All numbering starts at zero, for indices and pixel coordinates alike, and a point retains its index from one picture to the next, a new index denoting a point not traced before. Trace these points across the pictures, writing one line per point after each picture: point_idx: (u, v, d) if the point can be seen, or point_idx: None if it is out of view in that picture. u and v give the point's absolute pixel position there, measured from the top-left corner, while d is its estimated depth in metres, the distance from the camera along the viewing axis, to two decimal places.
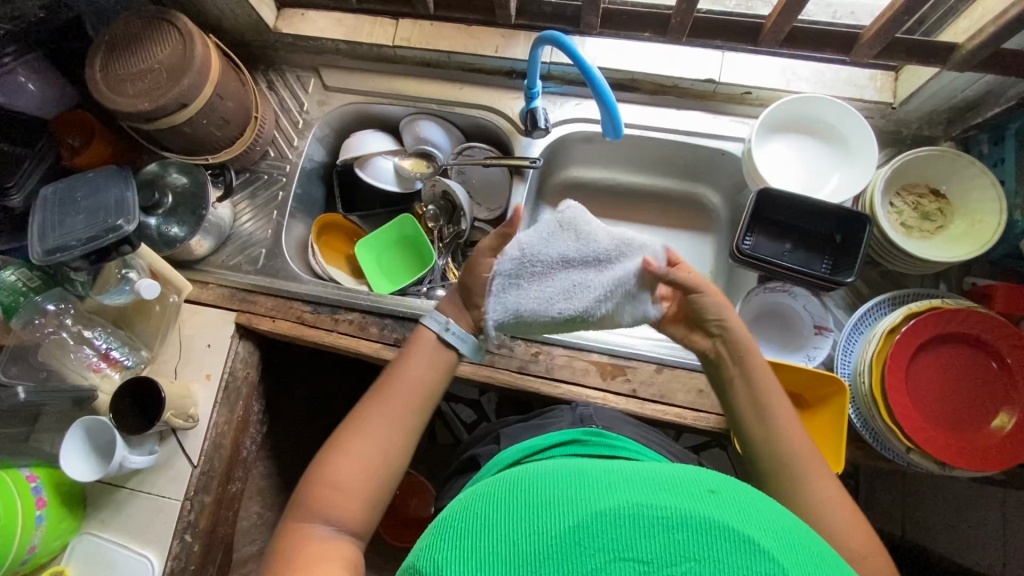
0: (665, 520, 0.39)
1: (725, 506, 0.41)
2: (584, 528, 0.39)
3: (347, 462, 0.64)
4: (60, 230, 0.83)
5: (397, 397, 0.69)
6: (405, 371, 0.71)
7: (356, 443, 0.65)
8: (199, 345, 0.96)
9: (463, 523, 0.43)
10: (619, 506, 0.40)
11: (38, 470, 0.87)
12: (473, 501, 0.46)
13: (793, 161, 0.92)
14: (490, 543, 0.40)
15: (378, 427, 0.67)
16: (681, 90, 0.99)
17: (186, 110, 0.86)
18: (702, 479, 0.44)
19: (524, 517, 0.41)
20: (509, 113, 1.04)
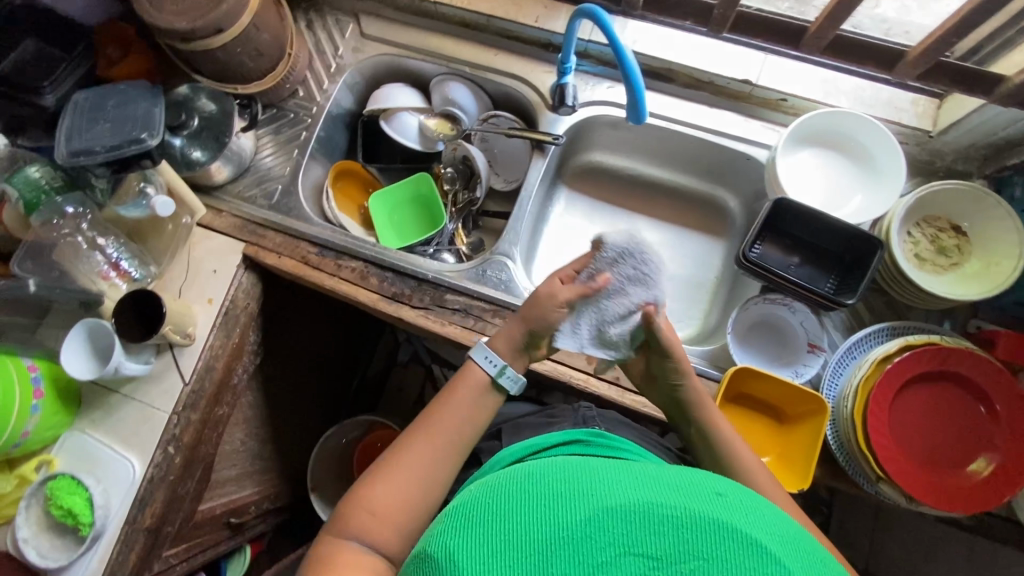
0: (675, 521, 0.40)
1: (731, 509, 0.42)
2: (597, 521, 0.40)
3: (388, 489, 0.65)
4: (86, 135, 0.84)
5: (439, 431, 0.70)
6: (448, 406, 0.72)
7: (400, 470, 0.67)
8: (206, 269, 0.99)
9: (474, 513, 0.44)
10: (631, 502, 0.41)
11: (39, 362, 0.91)
12: (489, 489, 0.47)
13: (818, 175, 0.90)
14: (507, 531, 0.41)
15: (418, 458, 0.68)
16: (717, 88, 0.97)
17: (222, 36, 0.87)
18: (709, 483, 0.45)
19: (540, 506, 0.42)
20: (540, 85, 1.02)
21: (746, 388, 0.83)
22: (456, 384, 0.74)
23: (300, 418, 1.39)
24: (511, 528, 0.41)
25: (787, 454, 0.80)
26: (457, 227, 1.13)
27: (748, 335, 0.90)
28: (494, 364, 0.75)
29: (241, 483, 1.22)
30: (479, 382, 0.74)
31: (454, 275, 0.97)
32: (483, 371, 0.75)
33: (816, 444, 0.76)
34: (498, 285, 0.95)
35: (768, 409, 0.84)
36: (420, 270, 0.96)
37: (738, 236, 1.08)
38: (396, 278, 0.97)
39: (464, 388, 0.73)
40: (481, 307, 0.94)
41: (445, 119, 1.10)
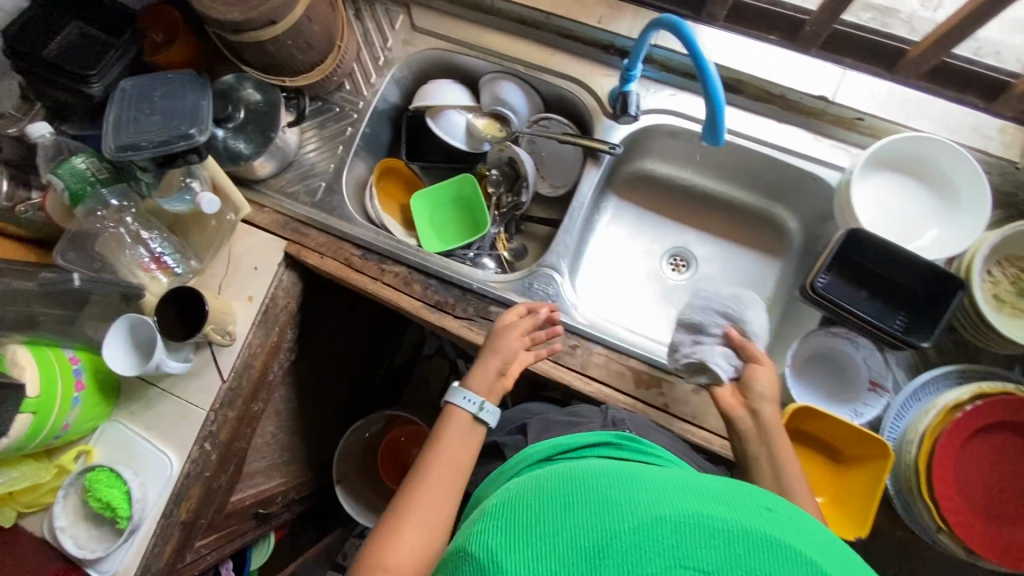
0: (727, 535, 0.37)
1: (783, 525, 0.39)
2: (645, 531, 0.38)
3: (398, 549, 0.62)
4: (134, 128, 0.81)
5: (437, 477, 0.69)
6: (440, 452, 0.72)
7: (407, 526, 0.64)
8: (247, 266, 0.97)
9: (516, 513, 0.43)
10: (681, 513, 0.39)
11: (80, 354, 0.91)
12: (528, 490, 0.45)
13: (891, 203, 0.85)
14: (549, 537, 0.39)
15: (424, 510, 0.66)
16: (788, 102, 0.91)
17: (273, 28, 0.83)
18: (759, 498, 0.42)
19: (585, 512, 0.40)
20: (599, 91, 0.97)
21: (803, 425, 0.80)
22: (446, 429, 0.74)
23: (329, 411, 1.39)
24: (555, 534, 0.39)
25: (843, 496, 0.77)
26: (500, 231, 1.10)
27: (805, 368, 0.87)
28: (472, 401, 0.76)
29: (270, 475, 1.22)
30: (465, 422, 0.75)
31: (499, 286, 0.94)
32: (464, 411, 0.76)
33: (877, 491, 0.73)
34: (544, 300, 0.92)
35: (824, 448, 0.81)
36: (465, 279, 0.94)
37: (795, 258, 1.03)
38: (440, 287, 0.94)
39: (454, 431, 0.74)
40: None
41: (495, 119, 1.06)
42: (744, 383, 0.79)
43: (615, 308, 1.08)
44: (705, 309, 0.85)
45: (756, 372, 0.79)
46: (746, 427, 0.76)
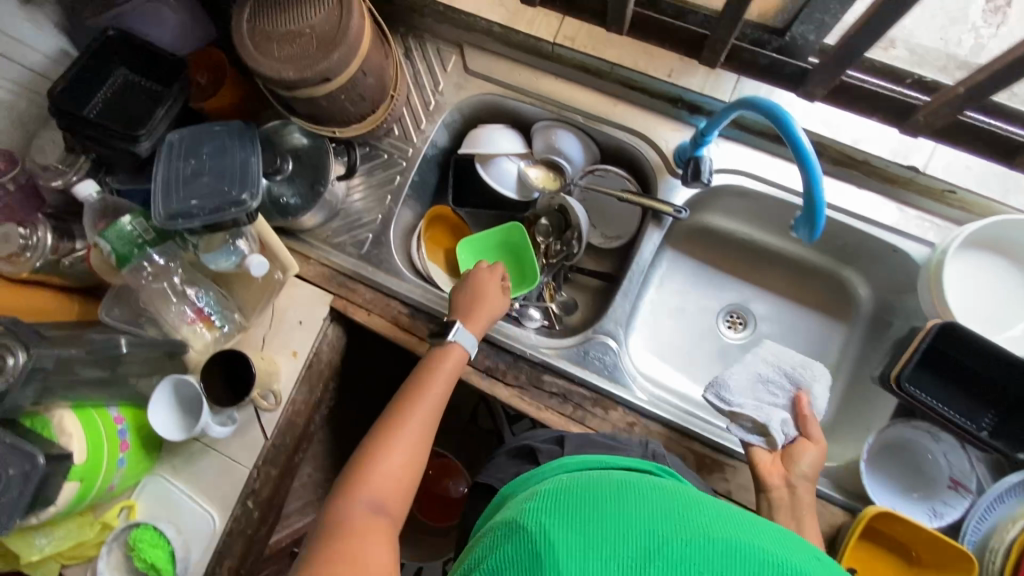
0: (778, 567, 0.36)
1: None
2: (698, 544, 0.37)
3: (386, 463, 0.70)
4: (183, 191, 0.78)
5: (426, 399, 0.76)
6: (433, 376, 0.79)
7: (396, 445, 0.72)
8: (291, 320, 0.95)
9: (571, 501, 0.42)
10: (735, 538, 0.38)
11: (123, 411, 0.89)
12: (577, 484, 0.45)
13: (980, 287, 0.80)
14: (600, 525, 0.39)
15: (412, 432, 0.74)
16: (871, 168, 0.85)
17: (327, 85, 0.78)
18: (806, 546, 0.40)
19: (638, 515, 0.39)
20: (664, 146, 0.92)
21: (879, 525, 0.75)
22: (439, 358, 0.81)
23: None
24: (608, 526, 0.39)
25: None
26: (548, 282, 1.03)
27: (878, 458, 0.82)
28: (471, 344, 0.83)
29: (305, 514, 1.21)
30: (459, 358, 0.81)
31: (552, 352, 0.89)
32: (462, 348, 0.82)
33: None
34: (601, 371, 0.88)
35: (900, 549, 0.76)
36: (517, 344, 0.90)
37: (863, 325, 0.97)
38: (490, 351, 0.90)
39: (449, 365, 0.80)
40: (581, 393, 0.87)
41: (547, 168, 1.01)
42: (791, 454, 0.77)
43: (668, 368, 1.03)
44: (777, 370, 0.83)
45: (806, 449, 0.77)
46: (780, 498, 0.74)
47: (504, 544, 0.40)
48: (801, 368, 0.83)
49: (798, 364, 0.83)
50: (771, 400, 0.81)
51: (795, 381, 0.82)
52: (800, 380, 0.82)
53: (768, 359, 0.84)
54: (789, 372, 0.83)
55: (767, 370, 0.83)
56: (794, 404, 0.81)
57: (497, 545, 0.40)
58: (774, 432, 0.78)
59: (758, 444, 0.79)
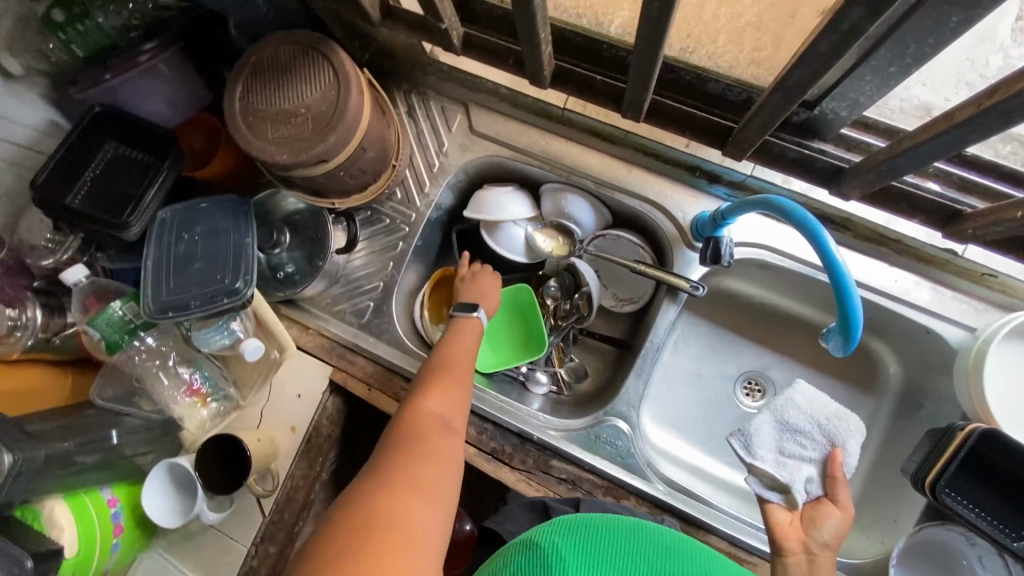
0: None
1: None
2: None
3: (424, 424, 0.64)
4: (173, 281, 0.74)
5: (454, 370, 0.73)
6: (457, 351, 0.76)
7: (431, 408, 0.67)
8: (290, 394, 0.91)
9: (585, 531, 0.53)
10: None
11: (117, 491, 0.84)
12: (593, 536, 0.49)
13: (1016, 380, 0.75)
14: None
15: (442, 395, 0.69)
16: (902, 247, 0.81)
17: (325, 165, 0.74)
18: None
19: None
20: (680, 216, 0.87)
21: None
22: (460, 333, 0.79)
23: None
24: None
25: None
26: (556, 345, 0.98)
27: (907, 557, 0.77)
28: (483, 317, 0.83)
29: None
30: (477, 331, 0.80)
31: (561, 435, 0.85)
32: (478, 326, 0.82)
33: None
34: (614, 457, 0.83)
35: None
36: (524, 424, 0.86)
37: (889, 401, 0.92)
38: (496, 432, 0.86)
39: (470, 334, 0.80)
40: (592, 480, 0.83)
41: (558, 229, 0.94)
42: (813, 518, 0.71)
43: (682, 439, 0.99)
44: (810, 420, 0.77)
45: (829, 512, 0.71)
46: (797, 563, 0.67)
47: (524, 556, 0.51)
48: (833, 419, 0.77)
49: (829, 413, 0.77)
50: (799, 455, 0.76)
51: (826, 435, 0.76)
52: (831, 434, 0.76)
53: (800, 407, 0.78)
54: (820, 425, 0.77)
55: (797, 424, 0.78)
56: (827, 462, 0.75)
57: (517, 559, 0.51)
58: (796, 493, 0.73)
59: (775, 502, 0.74)
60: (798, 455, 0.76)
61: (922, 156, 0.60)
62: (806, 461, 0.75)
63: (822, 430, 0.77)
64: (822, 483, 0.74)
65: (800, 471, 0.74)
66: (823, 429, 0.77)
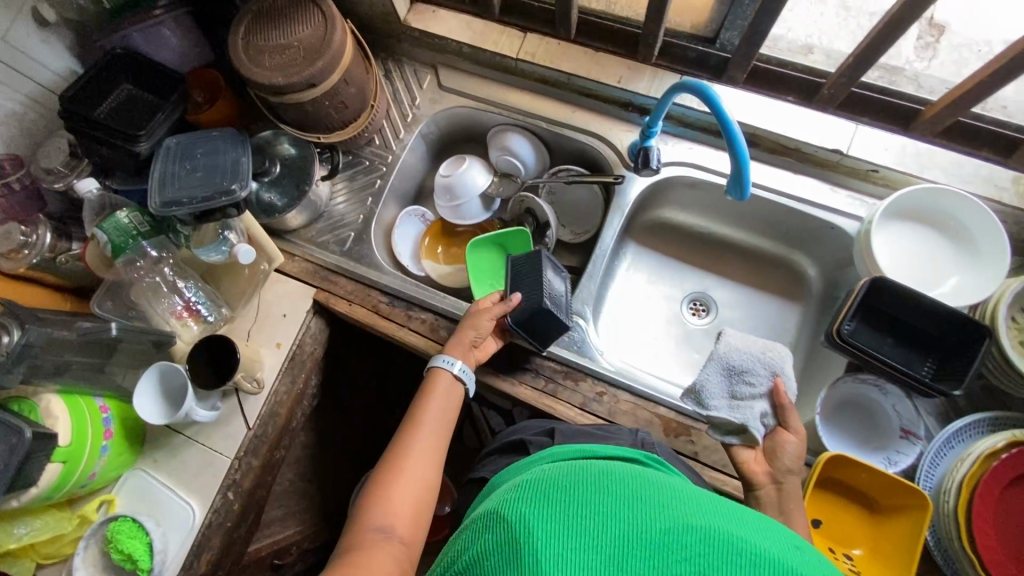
0: (753, 558, 0.38)
1: (804, 561, 0.40)
2: (674, 535, 0.40)
3: (401, 495, 0.69)
4: (177, 183, 0.86)
5: (427, 431, 0.77)
6: (427, 410, 0.79)
7: (407, 476, 0.71)
8: (275, 313, 0.99)
9: (552, 494, 0.44)
10: (708, 526, 0.41)
11: (109, 402, 0.91)
12: (562, 473, 0.48)
13: (909, 254, 0.87)
14: (588, 516, 0.42)
15: (414, 461, 0.73)
16: (803, 155, 0.94)
17: (313, 90, 0.88)
18: (787, 535, 0.43)
19: (617, 506, 0.43)
20: (618, 145, 1.02)
21: (837, 473, 0.79)
22: (432, 389, 0.82)
23: (348, 457, 1.37)
24: (593, 518, 0.41)
25: (882, 549, 0.76)
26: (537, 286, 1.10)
27: (836, 415, 0.86)
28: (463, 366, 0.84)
29: (284, 523, 1.21)
30: (449, 381, 0.83)
31: None
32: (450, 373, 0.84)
33: (917, 543, 0.72)
34: (571, 346, 0.93)
35: (859, 496, 0.80)
36: None
37: (814, 303, 1.03)
38: None
39: (440, 396, 0.81)
40: (552, 367, 0.92)
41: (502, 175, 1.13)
42: (772, 450, 0.75)
43: (637, 352, 1.07)
44: (747, 358, 0.79)
45: (786, 442, 0.75)
46: (767, 496, 0.73)
47: (488, 533, 0.43)
48: (769, 353, 0.79)
49: (764, 349, 0.79)
50: (750, 394, 0.77)
51: (768, 369, 0.78)
52: (774, 367, 0.78)
53: (738, 348, 0.79)
54: (760, 361, 0.79)
55: (741, 364, 0.79)
56: (773, 394, 0.77)
57: (481, 535, 0.44)
58: (753, 430, 0.75)
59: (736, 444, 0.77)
60: (749, 395, 0.77)
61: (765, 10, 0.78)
62: (756, 398, 0.77)
63: (763, 365, 0.78)
64: (773, 414, 0.77)
65: (754, 409, 0.76)
66: (764, 363, 0.78)
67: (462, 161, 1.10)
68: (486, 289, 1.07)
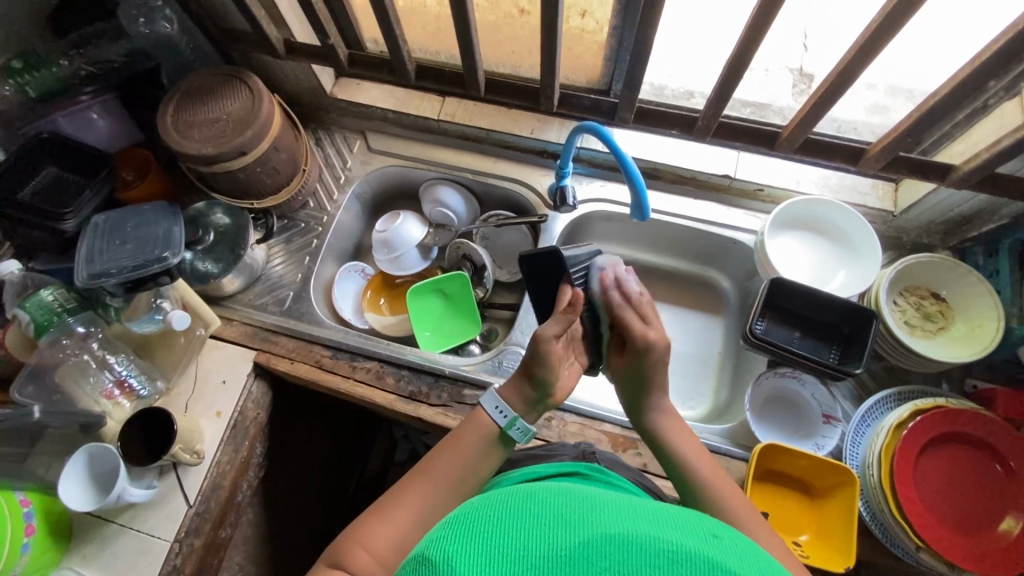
0: (671, 555, 0.34)
1: (729, 553, 0.36)
2: (593, 546, 0.35)
3: (385, 535, 0.61)
4: (105, 256, 0.87)
5: (440, 477, 0.67)
6: (452, 453, 0.69)
7: (393, 517, 0.63)
8: (215, 380, 0.97)
9: (469, 521, 0.39)
10: (630, 532, 0.36)
11: (31, 495, 0.84)
12: (481, 502, 0.43)
13: (802, 256, 0.99)
14: (505, 542, 0.36)
15: (409, 503, 0.65)
16: (699, 182, 1.06)
17: (243, 158, 0.92)
18: (706, 524, 0.39)
19: (536, 523, 0.38)
20: (539, 188, 1.11)
21: (774, 464, 0.85)
22: (463, 431, 0.71)
23: (303, 533, 1.29)
24: (509, 540, 0.36)
25: (825, 530, 0.80)
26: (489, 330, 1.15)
27: (766, 410, 0.94)
28: (503, 414, 0.71)
29: None
30: (488, 432, 0.71)
31: (470, 369, 0.98)
32: (491, 420, 0.71)
33: (852, 518, 0.77)
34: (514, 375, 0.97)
35: (798, 484, 0.85)
36: (439, 366, 0.97)
37: (734, 313, 1.12)
38: (412, 376, 0.97)
39: (466, 440, 0.70)
40: None
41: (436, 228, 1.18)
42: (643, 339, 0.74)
43: (599, 387, 1.04)
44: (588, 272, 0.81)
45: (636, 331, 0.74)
46: None
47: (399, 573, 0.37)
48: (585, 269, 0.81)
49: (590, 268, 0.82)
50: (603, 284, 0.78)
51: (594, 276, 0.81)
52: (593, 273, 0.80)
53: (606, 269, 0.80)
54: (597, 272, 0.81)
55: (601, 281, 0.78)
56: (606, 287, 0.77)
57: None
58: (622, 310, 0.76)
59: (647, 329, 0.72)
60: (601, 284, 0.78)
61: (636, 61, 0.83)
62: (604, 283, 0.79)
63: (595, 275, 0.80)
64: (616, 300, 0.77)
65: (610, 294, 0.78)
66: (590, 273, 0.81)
67: (397, 217, 1.14)
68: (428, 336, 1.10)
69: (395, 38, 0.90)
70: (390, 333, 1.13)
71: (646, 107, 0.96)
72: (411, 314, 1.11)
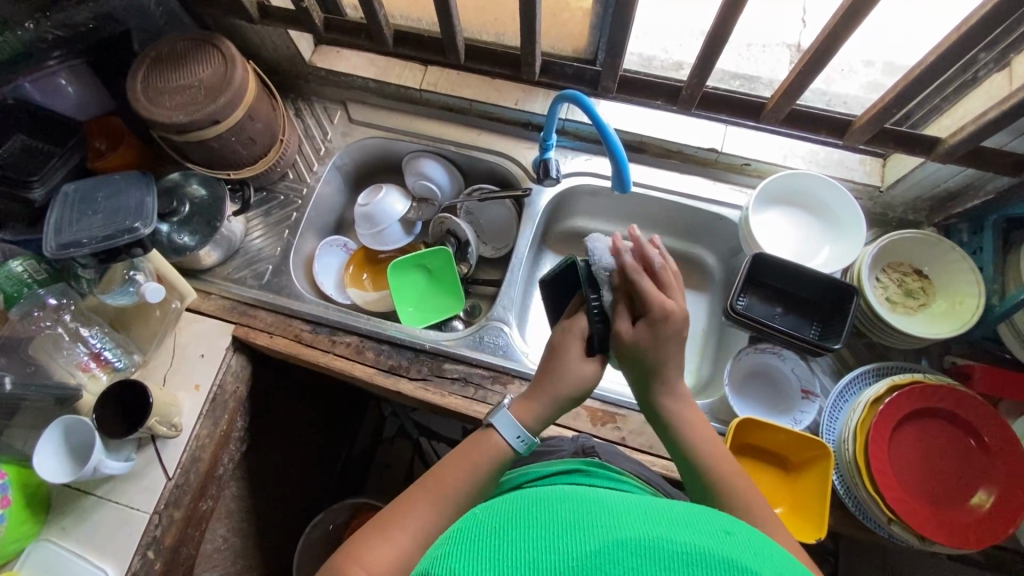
0: (685, 557, 0.34)
1: (741, 549, 0.36)
2: (607, 553, 0.35)
3: (387, 554, 0.58)
4: (75, 227, 0.85)
5: (449, 496, 0.64)
6: (458, 470, 0.66)
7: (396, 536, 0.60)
8: (193, 354, 0.96)
9: (479, 535, 0.38)
10: (641, 536, 0.36)
11: (7, 467, 0.83)
12: (488, 515, 0.42)
13: (786, 232, 0.98)
14: (518, 557, 0.35)
15: (416, 520, 0.62)
16: (685, 156, 1.04)
17: (217, 127, 0.90)
18: (716, 521, 0.39)
19: (545, 537, 0.37)
20: (523, 160, 1.09)
21: (751, 438, 0.85)
22: (472, 450, 0.68)
23: (290, 506, 1.29)
24: (519, 556, 0.35)
25: (798, 502, 0.81)
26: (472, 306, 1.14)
27: (745, 385, 0.94)
28: (523, 441, 0.69)
29: None
30: (499, 453, 0.68)
31: (451, 343, 0.97)
32: (504, 441, 0.69)
33: (824, 490, 0.77)
34: (494, 350, 0.97)
35: (774, 457, 0.86)
36: (421, 341, 0.96)
37: (718, 289, 1.12)
38: (392, 351, 0.96)
39: (476, 459, 0.67)
40: (481, 373, 0.94)
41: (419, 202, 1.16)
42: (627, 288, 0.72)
43: None
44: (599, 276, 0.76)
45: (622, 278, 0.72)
46: None
47: None
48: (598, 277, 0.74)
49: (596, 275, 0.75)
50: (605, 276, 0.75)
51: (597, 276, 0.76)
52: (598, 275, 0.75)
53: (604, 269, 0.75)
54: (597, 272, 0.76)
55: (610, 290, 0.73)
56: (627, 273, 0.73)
57: None
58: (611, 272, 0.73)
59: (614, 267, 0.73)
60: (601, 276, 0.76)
61: (620, 27, 0.80)
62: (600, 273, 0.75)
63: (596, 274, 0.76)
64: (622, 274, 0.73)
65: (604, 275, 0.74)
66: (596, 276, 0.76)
67: (379, 190, 1.11)
68: (410, 312, 1.09)
69: (371, 3, 0.87)
70: (372, 309, 1.12)
71: (630, 76, 0.94)
72: (394, 289, 1.10)
